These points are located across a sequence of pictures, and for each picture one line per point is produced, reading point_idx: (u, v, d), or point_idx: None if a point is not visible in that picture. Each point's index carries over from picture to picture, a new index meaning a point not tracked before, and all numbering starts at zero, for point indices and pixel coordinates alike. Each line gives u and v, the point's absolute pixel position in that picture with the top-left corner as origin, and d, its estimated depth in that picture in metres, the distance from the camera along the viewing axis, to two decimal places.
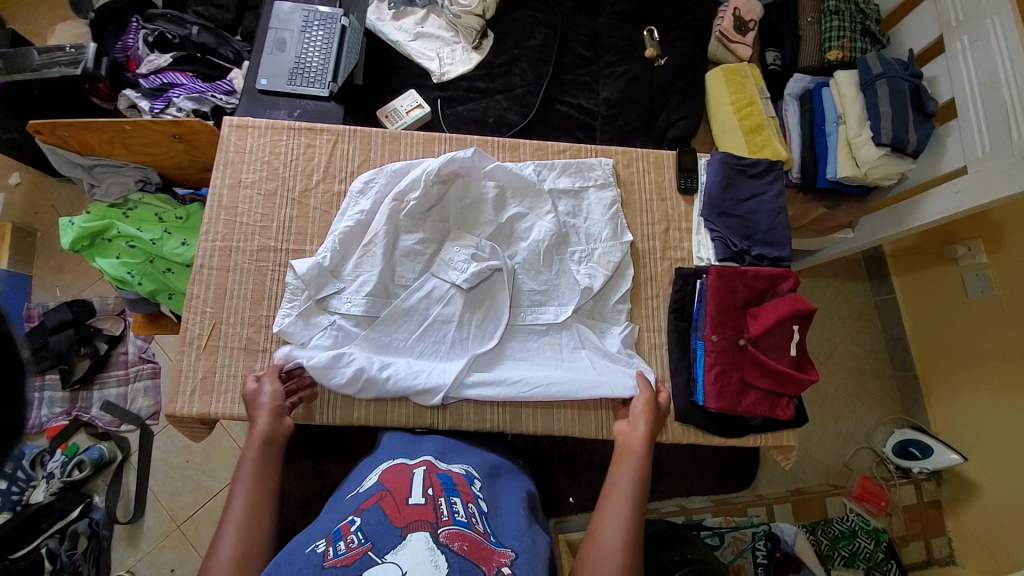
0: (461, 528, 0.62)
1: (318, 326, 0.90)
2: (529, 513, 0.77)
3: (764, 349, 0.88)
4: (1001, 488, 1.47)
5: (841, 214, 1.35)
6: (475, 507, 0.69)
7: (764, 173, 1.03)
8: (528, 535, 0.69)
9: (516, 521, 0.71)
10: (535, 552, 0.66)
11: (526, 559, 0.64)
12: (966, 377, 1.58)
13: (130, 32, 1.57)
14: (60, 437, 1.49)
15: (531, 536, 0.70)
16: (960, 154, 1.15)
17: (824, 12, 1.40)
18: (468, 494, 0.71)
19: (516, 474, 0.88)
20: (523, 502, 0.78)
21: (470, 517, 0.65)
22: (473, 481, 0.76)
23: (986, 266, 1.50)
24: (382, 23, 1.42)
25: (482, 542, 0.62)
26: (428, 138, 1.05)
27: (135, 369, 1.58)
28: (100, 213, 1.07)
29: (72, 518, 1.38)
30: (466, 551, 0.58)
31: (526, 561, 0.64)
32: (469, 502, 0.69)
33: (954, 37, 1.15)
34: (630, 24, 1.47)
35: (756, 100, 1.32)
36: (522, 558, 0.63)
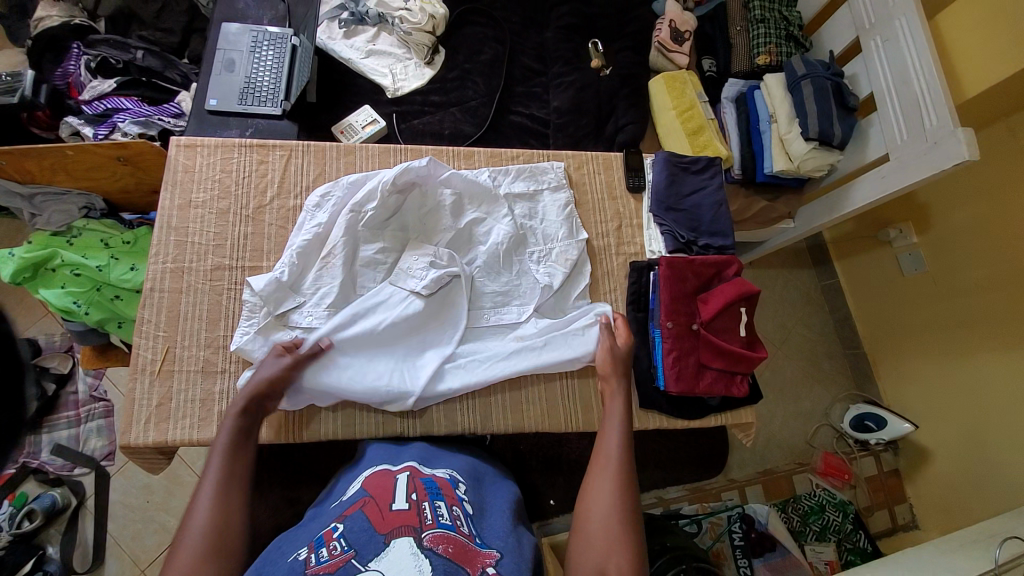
0: (446, 531, 0.62)
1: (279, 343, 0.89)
2: (515, 513, 0.78)
3: (716, 332, 0.93)
4: (950, 451, 1.57)
5: (782, 205, 1.44)
6: (460, 511, 0.70)
7: (705, 168, 1.10)
8: (513, 536, 0.70)
9: (502, 523, 0.72)
10: (520, 551, 0.67)
11: (511, 559, 0.65)
12: (907, 349, 1.70)
13: (70, 57, 1.51)
14: (8, 486, 1.39)
15: (517, 536, 0.71)
16: (881, 145, 1.26)
17: (750, 21, 1.51)
18: (452, 498, 0.72)
19: (499, 477, 0.88)
20: (510, 504, 0.80)
21: (454, 520, 0.66)
22: (458, 485, 0.77)
23: (917, 245, 1.62)
24: (333, 42, 1.44)
25: (466, 544, 0.63)
26: (383, 150, 1.06)
27: (86, 408, 1.50)
28: (41, 242, 1.03)
29: (23, 572, 1.30)
30: (451, 554, 0.59)
31: (512, 561, 0.65)
32: (453, 506, 0.70)
33: (868, 37, 1.27)
34: (575, 37, 1.54)
35: (696, 103, 1.40)
36: (507, 558, 0.64)
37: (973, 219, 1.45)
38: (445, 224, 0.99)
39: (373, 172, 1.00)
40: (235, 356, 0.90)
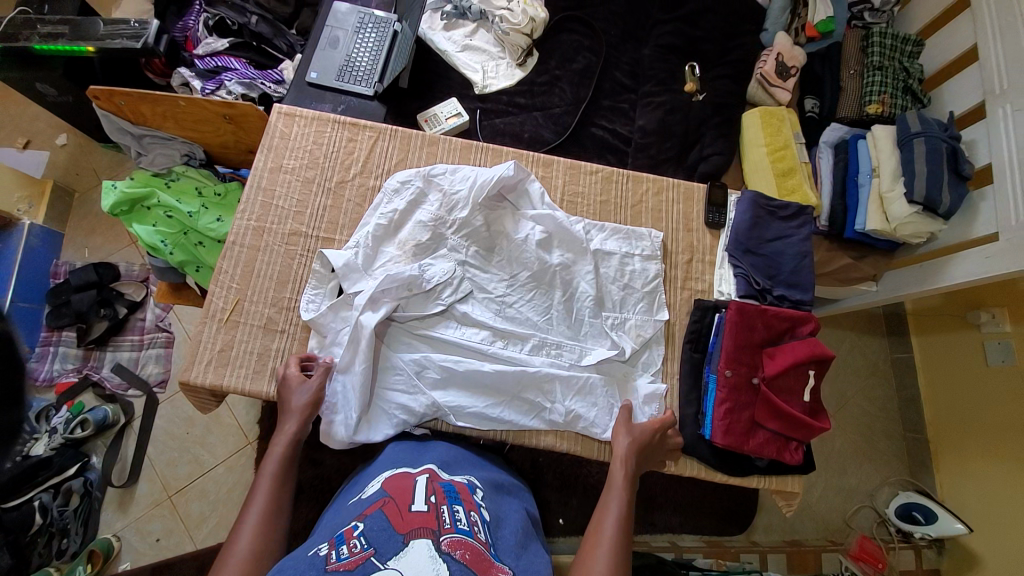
0: (463, 536, 0.62)
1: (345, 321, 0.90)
2: (529, 531, 0.77)
3: (777, 391, 0.87)
4: (1003, 565, 1.43)
5: (866, 266, 1.35)
6: (477, 517, 0.70)
7: (794, 216, 1.03)
8: (525, 555, 0.69)
9: (515, 538, 0.71)
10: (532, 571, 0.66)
11: None
12: (972, 446, 1.56)
13: (193, 14, 1.65)
14: (69, 393, 1.55)
15: (530, 554, 0.70)
16: (992, 221, 1.14)
17: (866, 67, 1.41)
18: (470, 504, 0.72)
19: (518, 496, 0.86)
20: (524, 519, 0.79)
21: (471, 526, 0.66)
22: (475, 491, 0.77)
23: (1009, 334, 1.47)
24: (433, 32, 1.47)
25: (482, 551, 0.62)
26: (467, 145, 1.07)
27: (150, 336, 1.65)
28: (142, 180, 1.11)
29: (68, 475, 1.44)
30: (468, 560, 0.59)
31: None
32: (471, 511, 0.70)
33: (996, 103, 1.15)
34: (672, 57, 1.49)
35: (790, 144, 1.34)
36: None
37: None
38: (521, 243, 0.97)
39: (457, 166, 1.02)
40: (297, 319, 0.94)
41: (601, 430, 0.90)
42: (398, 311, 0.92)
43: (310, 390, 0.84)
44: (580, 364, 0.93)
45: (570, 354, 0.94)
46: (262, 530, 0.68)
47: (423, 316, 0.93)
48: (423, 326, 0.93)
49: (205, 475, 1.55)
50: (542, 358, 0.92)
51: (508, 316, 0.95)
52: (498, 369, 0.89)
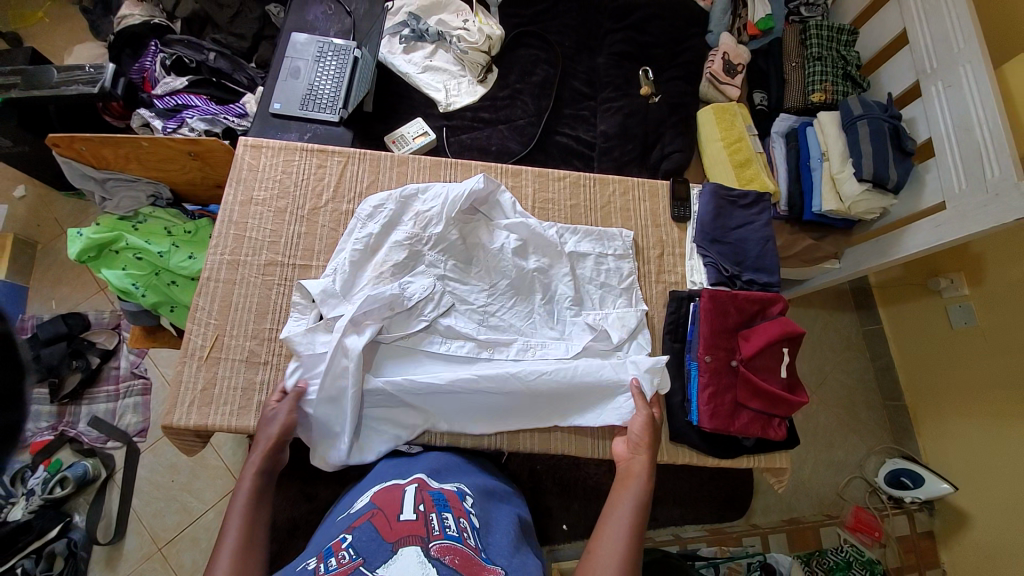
0: (453, 542, 0.64)
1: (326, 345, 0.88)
2: (519, 534, 0.78)
3: (756, 371, 0.91)
4: (991, 518, 1.49)
5: (827, 245, 1.42)
6: (466, 523, 0.71)
7: (754, 203, 1.08)
8: (518, 556, 0.71)
9: (507, 542, 0.73)
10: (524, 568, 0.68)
11: None
12: (948, 407, 1.64)
13: (148, 55, 1.64)
14: (44, 453, 1.52)
15: (522, 556, 0.71)
16: (938, 191, 1.22)
17: (807, 58, 1.50)
18: (460, 510, 0.73)
19: (508, 501, 0.88)
20: (516, 523, 0.80)
21: (461, 532, 0.67)
22: (465, 498, 0.78)
23: (967, 297, 1.56)
24: (393, 56, 1.50)
25: (473, 555, 0.63)
26: (435, 163, 1.09)
27: (126, 384, 1.62)
28: (109, 225, 1.09)
29: (50, 537, 1.41)
30: (457, 564, 0.60)
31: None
32: (460, 517, 0.72)
33: (929, 82, 1.24)
34: (626, 63, 1.55)
35: (744, 136, 1.41)
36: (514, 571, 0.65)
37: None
38: (497, 252, 1.00)
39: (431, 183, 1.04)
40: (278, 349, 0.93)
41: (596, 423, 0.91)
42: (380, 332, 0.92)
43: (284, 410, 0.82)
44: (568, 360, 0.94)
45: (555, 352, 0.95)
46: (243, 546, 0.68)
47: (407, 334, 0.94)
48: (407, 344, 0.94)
49: (195, 522, 1.52)
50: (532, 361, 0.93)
51: (490, 325, 0.97)
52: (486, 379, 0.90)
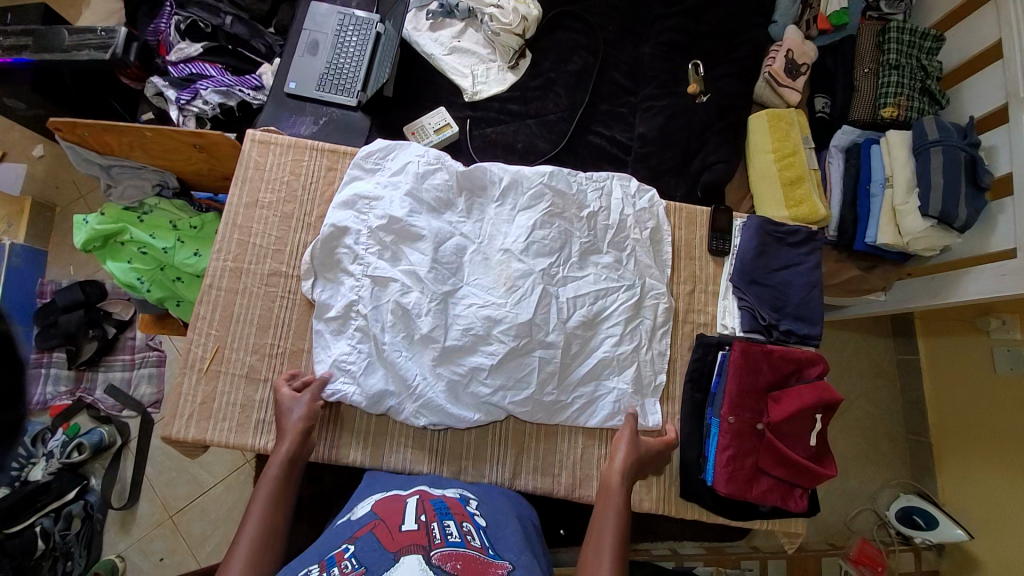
0: (455, 548, 0.63)
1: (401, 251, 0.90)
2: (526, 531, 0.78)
3: (782, 436, 0.83)
4: (1001, 567, 1.44)
5: (876, 278, 1.29)
6: (470, 526, 0.71)
7: (803, 242, 0.97)
8: (525, 551, 0.70)
9: (515, 539, 0.72)
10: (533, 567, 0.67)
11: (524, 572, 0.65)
12: (976, 450, 1.54)
13: (163, 16, 1.55)
14: (63, 417, 1.57)
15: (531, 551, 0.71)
16: (1011, 235, 1.08)
17: (882, 65, 1.31)
18: (462, 515, 0.74)
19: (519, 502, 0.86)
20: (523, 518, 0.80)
21: (463, 537, 0.67)
22: (468, 502, 0.78)
23: (1019, 342, 1.44)
24: (418, 34, 1.38)
25: (477, 557, 0.63)
26: (440, 158, 0.97)
27: (141, 355, 1.65)
28: (113, 215, 1.03)
29: (68, 499, 1.47)
30: (458, 570, 0.59)
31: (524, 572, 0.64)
32: (463, 522, 0.72)
33: (1019, 108, 1.06)
34: (674, 56, 1.39)
35: (800, 149, 1.27)
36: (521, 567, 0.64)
37: None
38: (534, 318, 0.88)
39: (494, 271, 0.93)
40: (280, 366, 0.89)
41: (618, 243, 0.98)
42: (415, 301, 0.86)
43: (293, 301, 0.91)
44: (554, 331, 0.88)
45: (515, 374, 0.87)
46: (257, 547, 0.70)
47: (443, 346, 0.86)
48: (435, 335, 0.85)
49: (205, 494, 1.58)
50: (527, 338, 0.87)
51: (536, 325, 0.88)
52: (528, 219, 0.96)
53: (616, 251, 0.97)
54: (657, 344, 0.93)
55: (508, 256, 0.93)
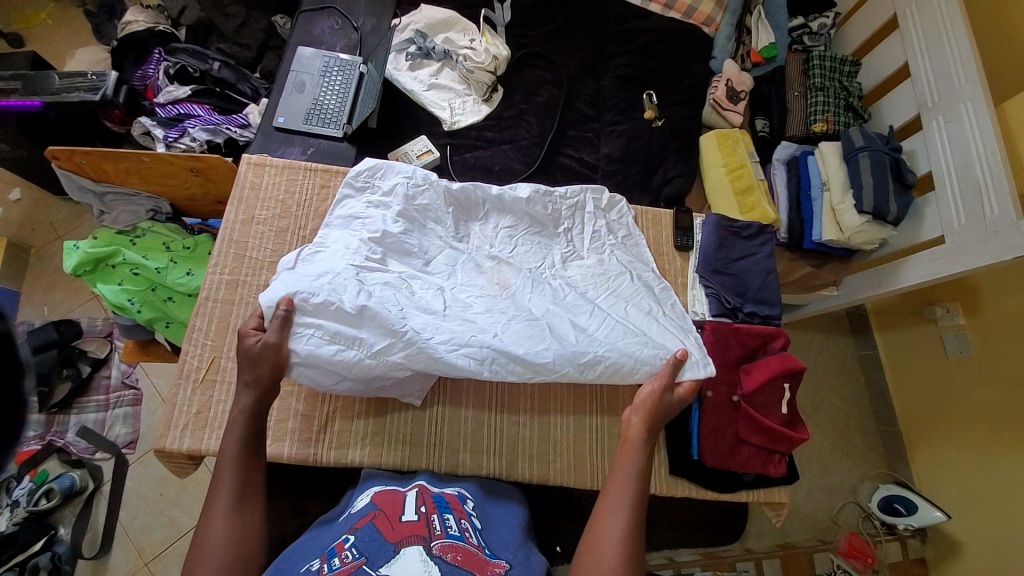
0: (455, 541, 0.67)
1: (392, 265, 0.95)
2: (524, 530, 0.81)
3: (756, 406, 0.90)
4: (982, 547, 1.49)
5: (826, 273, 1.42)
6: (468, 523, 0.74)
7: (756, 234, 1.09)
8: (521, 551, 0.74)
9: (509, 537, 0.76)
10: (528, 566, 0.71)
11: (519, 571, 0.68)
12: (943, 433, 1.64)
13: (152, 63, 1.64)
14: (30, 463, 1.49)
15: (526, 552, 0.75)
16: (937, 224, 1.23)
17: (809, 88, 1.52)
18: (461, 512, 0.76)
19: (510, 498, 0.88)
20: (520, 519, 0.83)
21: (463, 531, 0.70)
22: (466, 501, 0.81)
23: (963, 327, 1.57)
24: (399, 73, 1.50)
25: (476, 553, 0.67)
26: (426, 178, 1.04)
27: (116, 394, 1.59)
28: (106, 239, 1.07)
29: (33, 551, 1.37)
30: (459, 561, 0.63)
31: (520, 571, 0.68)
32: (462, 518, 0.74)
33: (930, 116, 1.26)
34: (630, 87, 1.57)
35: (746, 163, 1.42)
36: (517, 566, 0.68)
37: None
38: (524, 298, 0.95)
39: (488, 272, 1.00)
40: None
41: (595, 248, 1.07)
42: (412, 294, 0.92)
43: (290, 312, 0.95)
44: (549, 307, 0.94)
45: (513, 338, 0.88)
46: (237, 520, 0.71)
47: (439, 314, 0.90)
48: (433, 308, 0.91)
49: (183, 537, 1.49)
50: (523, 313, 0.93)
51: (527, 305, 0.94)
52: (511, 229, 1.06)
53: (595, 253, 1.06)
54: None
55: (497, 262, 1.01)
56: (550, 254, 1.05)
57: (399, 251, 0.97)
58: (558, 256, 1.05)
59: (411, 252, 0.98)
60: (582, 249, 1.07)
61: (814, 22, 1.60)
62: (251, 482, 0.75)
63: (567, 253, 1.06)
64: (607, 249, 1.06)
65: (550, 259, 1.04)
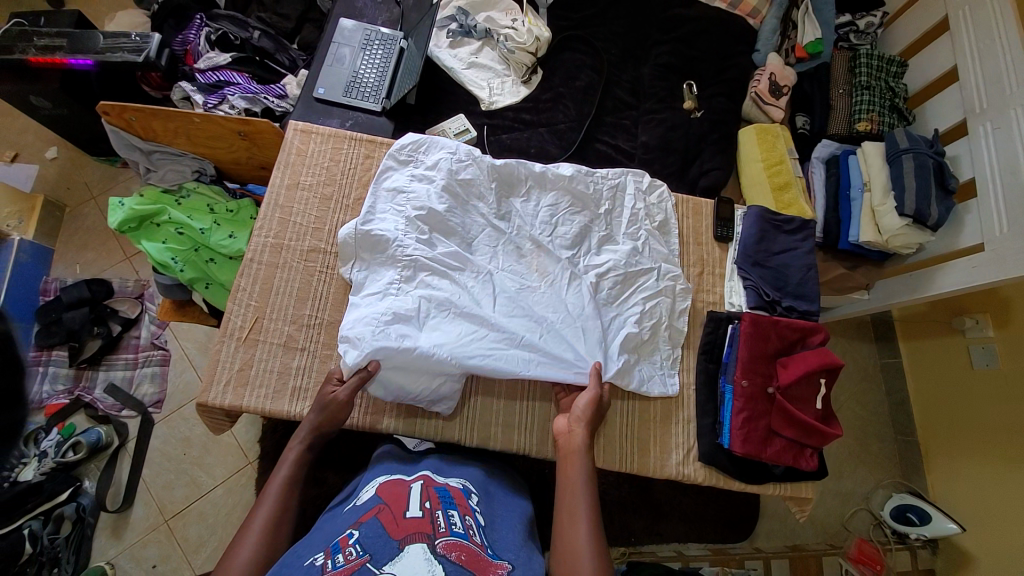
0: (459, 539, 0.64)
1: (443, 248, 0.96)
2: (526, 528, 0.80)
3: (792, 399, 0.90)
4: (994, 561, 1.48)
5: (859, 275, 1.40)
6: (472, 521, 0.71)
7: (798, 230, 1.08)
8: (525, 551, 0.71)
9: (512, 536, 0.73)
10: (530, 563, 0.69)
11: (523, 571, 0.66)
12: (958, 445, 1.64)
13: (193, 28, 1.63)
14: (58, 416, 1.53)
15: (528, 551, 0.72)
16: (977, 232, 1.21)
17: (854, 86, 1.49)
18: (466, 509, 0.73)
19: (514, 491, 0.87)
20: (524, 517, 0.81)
21: (467, 529, 0.68)
22: (470, 496, 0.78)
23: (992, 339, 1.55)
24: (439, 50, 1.49)
25: (479, 552, 0.64)
26: (470, 154, 1.04)
27: (145, 354, 1.63)
28: (152, 197, 1.09)
29: (59, 501, 1.40)
30: (463, 561, 0.61)
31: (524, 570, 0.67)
32: (466, 516, 0.71)
33: (977, 121, 1.23)
34: (670, 76, 1.55)
35: (786, 159, 1.39)
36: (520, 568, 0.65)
37: None
38: (566, 290, 0.98)
39: (529, 257, 1.01)
40: (317, 337, 0.93)
41: (631, 232, 1.06)
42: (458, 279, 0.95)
43: (333, 280, 0.97)
44: (587, 309, 0.96)
45: (558, 341, 0.93)
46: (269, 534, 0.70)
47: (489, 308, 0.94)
48: (482, 301, 0.94)
49: (204, 497, 1.53)
50: (559, 313, 0.96)
51: (572, 296, 0.98)
52: (551, 210, 1.06)
53: (633, 239, 1.05)
54: (675, 321, 1.01)
55: (536, 246, 1.02)
56: (589, 237, 1.05)
57: (442, 226, 0.97)
58: (594, 239, 1.05)
59: (453, 228, 0.98)
60: (619, 235, 1.06)
61: (862, 20, 1.57)
62: (289, 507, 0.74)
63: (605, 237, 1.05)
64: (645, 236, 1.06)
65: (587, 244, 1.04)
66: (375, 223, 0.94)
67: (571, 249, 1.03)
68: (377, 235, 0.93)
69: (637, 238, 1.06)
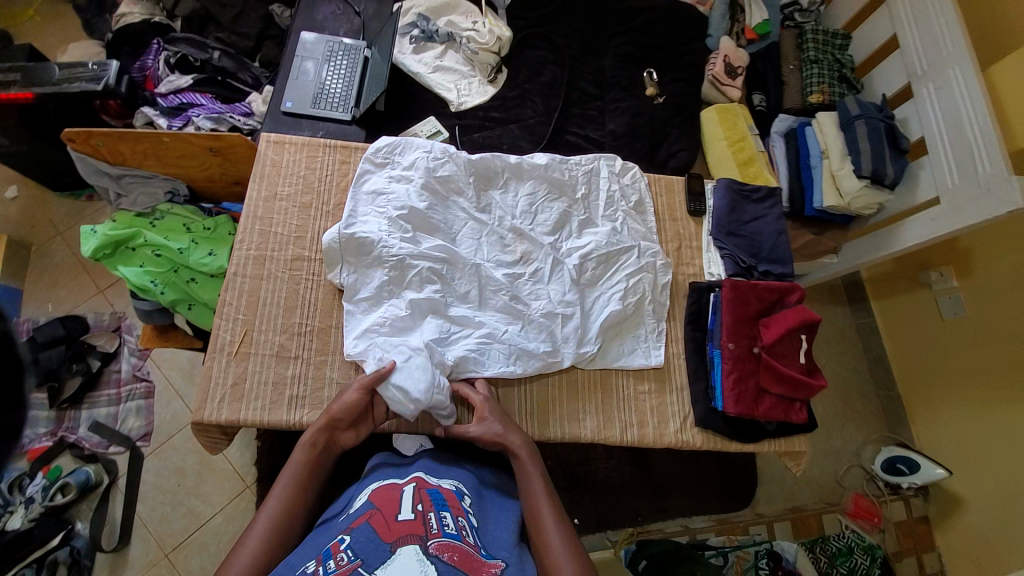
0: (451, 540, 0.66)
1: (427, 244, 0.97)
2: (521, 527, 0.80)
3: (777, 356, 0.94)
4: (982, 500, 1.55)
5: (827, 240, 1.47)
6: (465, 521, 0.72)
7: (765, 198, 1.13)
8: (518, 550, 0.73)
9: (507, 536, 0.75)
10: (524, 563, 0.71)
11: (515, 569, 0.69)
12: (937, 393, 1.71)
13: (151, 53, 1.62)
14: (43, 459, 1.46)
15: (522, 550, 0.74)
16: (932, 187, 1.28)
17: (804, 61, 1.57)
18: (458, 509, 0.74)
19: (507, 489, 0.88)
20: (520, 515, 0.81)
21: (459, 529, 0.69)
22: (463, 497, 0.78)
23: (957, 289, 1.63)
24: (403, 56, 1.51)
25: (471, 553, 0.66)
26: (446, 152, 1.06)
27: (128, 388, 1.58)
28: (126, 222, 1.08)
29: (51, 546, 1.36)
30: (456, 561, 0.63)
31: (516, 569, 0.69)
32: (459, 516, 0.72)
33: (920, 84, 1.30)
34: (631, 65, 1.60)
35: (747, 136, 1.46)
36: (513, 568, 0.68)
37: (1015, 269, 1.47)
38: (550, 276, 1.01)
39: (513, 247, 1.03)
40: (310, 344, 0.93)
41: (609, 215, 1.09)
42: (446, 275, 0.96)
43: (321, 287, 0.97)
44: (566, 296, 0.99)
45: (536, 336, 0.96)
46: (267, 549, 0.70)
47: (480, 302, 0.97)
48: (472, 297, 0.97)
49: (203, 527, 1.49)
50: (539, 304, 0.98)
51: (556, 280, 1.01)
52: (529, 199, 1.08)
53: (611, 222, 1.08)
54: (659, 296, 1.04)
55: (518, 233, 1.04)
56: (568, 222, 1.08)
57: (425, 225, 0.99)
58: (573, 223, 1.08)
59: (434, 225, 0.99)
60: (597, 218, 1.09)
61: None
62: (293, 517, 0.75)
63: (584, 221, 1.08)
64: (622, 217, 1.09)
65: (567, 229, 1.07)
66: (358, 226, 0.95)
67: (551, 236, 1.05)
68: (361, 237, 0.93)
69: (614, 219, 1.09)
